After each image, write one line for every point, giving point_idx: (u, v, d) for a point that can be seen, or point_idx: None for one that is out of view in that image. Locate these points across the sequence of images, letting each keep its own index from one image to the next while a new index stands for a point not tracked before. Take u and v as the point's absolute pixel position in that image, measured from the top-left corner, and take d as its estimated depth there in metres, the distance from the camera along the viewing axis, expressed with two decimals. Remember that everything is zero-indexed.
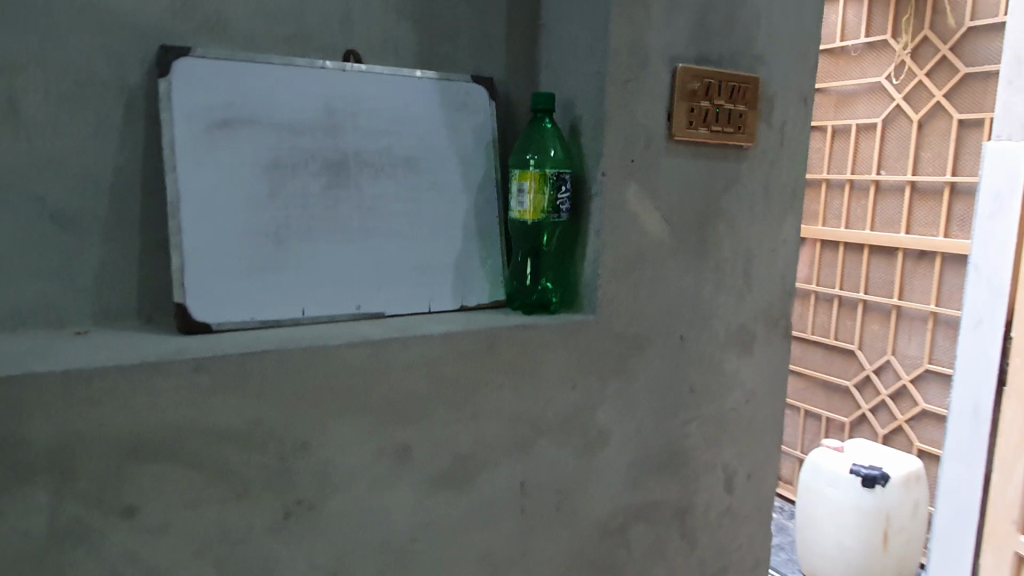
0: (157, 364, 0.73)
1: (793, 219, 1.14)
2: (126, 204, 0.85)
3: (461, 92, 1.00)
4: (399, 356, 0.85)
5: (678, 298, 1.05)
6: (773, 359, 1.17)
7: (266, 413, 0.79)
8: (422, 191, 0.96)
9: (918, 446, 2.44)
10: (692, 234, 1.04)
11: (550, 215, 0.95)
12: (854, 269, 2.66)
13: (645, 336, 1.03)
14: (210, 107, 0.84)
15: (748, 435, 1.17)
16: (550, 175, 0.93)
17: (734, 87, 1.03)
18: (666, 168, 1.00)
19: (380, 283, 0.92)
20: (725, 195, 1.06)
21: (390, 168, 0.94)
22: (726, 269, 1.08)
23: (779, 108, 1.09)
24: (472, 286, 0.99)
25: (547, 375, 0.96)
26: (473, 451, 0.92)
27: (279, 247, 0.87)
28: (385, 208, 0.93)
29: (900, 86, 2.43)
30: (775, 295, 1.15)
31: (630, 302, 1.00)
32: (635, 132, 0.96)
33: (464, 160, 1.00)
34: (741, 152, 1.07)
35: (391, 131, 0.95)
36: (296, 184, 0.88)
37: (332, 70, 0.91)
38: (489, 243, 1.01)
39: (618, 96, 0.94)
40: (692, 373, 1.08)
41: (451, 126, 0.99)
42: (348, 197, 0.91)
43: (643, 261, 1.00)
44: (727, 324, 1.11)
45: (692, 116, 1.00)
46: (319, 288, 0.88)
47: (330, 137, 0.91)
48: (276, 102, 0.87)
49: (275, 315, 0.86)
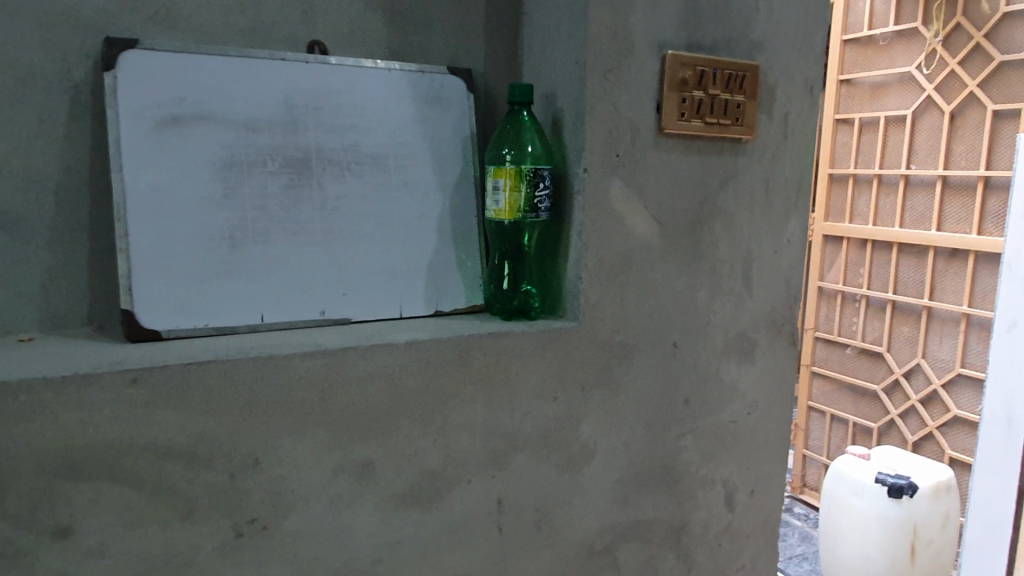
0: (91, 376, 0.68)
1: (799, 217, 1.06)
2: (73, 205, 0.80)
3: (435, 85, 0.94)
4: (360, 367, 0.80)
5: (670, 303, 0.98)
6: (777, 368, 1.09)
7: (213, 428, 0.74)
8: (392, 190, 0.91)
9: (949, 454, 2.32)
10: (685, 234, 0.97)
11: (527, 215, 0.88)
12: (881, 270, 2.54)
13: (634, 344, 0.96)
14: (158, 102, 0.79)
15: (750, 449, 1.09)
16: (526, 171, 0.87)
17: (731, 75, 0.95)
18: (655, 164, 0.93)
19: (345, 288, 0.87)
20: (721, 192, 0.99)
21: (356, 166, 0.89)
22: (723, 271, 1.01)
23: (782, 98, 1.01)
24: (447, 290, 0.93)
25: (524, 386, 0.89)
26: (443, 467, 0.87)
27: (235, 251, 0.82)
28: (351, 208, 0.88)
29: (931, 76, 2.31)
30: (779, 299, 1.07)
31: (615, 307, 0.94)
32: (619, 125, 0.90)
33: (438, 157, 0.94)
34: (740, 146, 0.99)
35: (358, 126, 0.89)
36: (254, 183, 0.83)
37: (293, 62, 0.86)
38: (465, 245, 0.95)
39: (600, 87, 0.87)
40: (686, 383, 1.01)
41: (425, 120, 0.93)
42: (311, 197, 0.86)
43: (630, 263, 0.94)
44: (725, 330, 1.03)
45: (683, 107, 0.92)
46: (278, 293, 0.83)
47: (291, 133, 0.85)
48: (232, 96, 0.82)
49: (230, 323, 0.81)
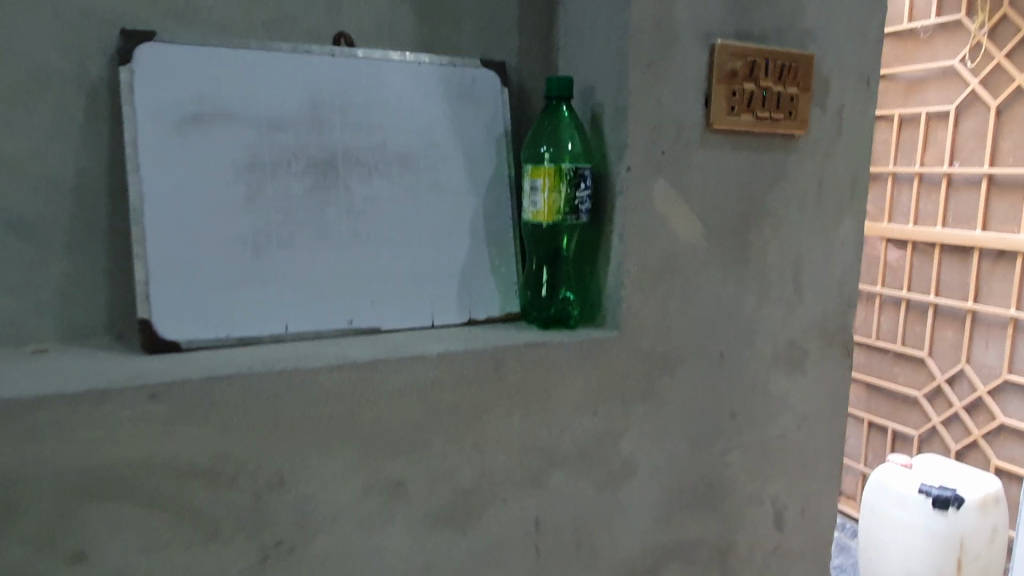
0: (107, 391, 0.63)
1: (854, 218, 0.99)
2: (89, 209, 0.76)
3: (467, 79, 0.89)
4: (388, 380, 0.75)
5: (717, 311, 0.92)
6: (829, 379, 1.03)
7: (237, 446, 0.69)
8: (422, 191, 0.86)
9: (996, 463, 2.23)
10: (733, 237, 0.91)
11: (567, 216, 0.83)
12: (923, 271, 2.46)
13: (679, 355, 0.90)
14: (178, 100, 0.75)
15: (800, 464, 1.03)
16: (566, 171, 0.82)
17: (784, 66, 0.89)
18: (702, 162, 0.87)
19: (374, 295, 0.82)
20: (772, 191, 0.92)
21: (385, 166, 0.84)
22: (774, 276, 0.95)
23: (836, 90, 0.94)
24: (481, 297, 0.88)
25: (563, 400, 0.84)
26: (478, 486, 0.81)
27: (258, 257, 0.77)
28: (380, 211, 0.83)
29: (975, 69, 2.22)
30: (831, 305, 1.00)
31: (659, 315, 0.88)
32: (663, 120, 0.84)
33: (471, 156, 0.89)
34: (791, 142, 0.93)
35: (387, 124, 0.84)
36: (277, 185, 0.78)
37: (318, 57, 0.81)
38: (499, 249, 0.90)
39: (643, 80, 0.81)
40: (733, 395, 0.95)
41: (456, 117, 0.88)
42: (337, 199, 0.81)
43: (675, 268, 0.88)
44: (775, 339, 0.97)
45: (733, 101, 0.87)
46: (304, 301, 0.79)
47: (316, 131, 0.81)
48: (254, 93, 0.78)
49: (253, 333, 0.76)
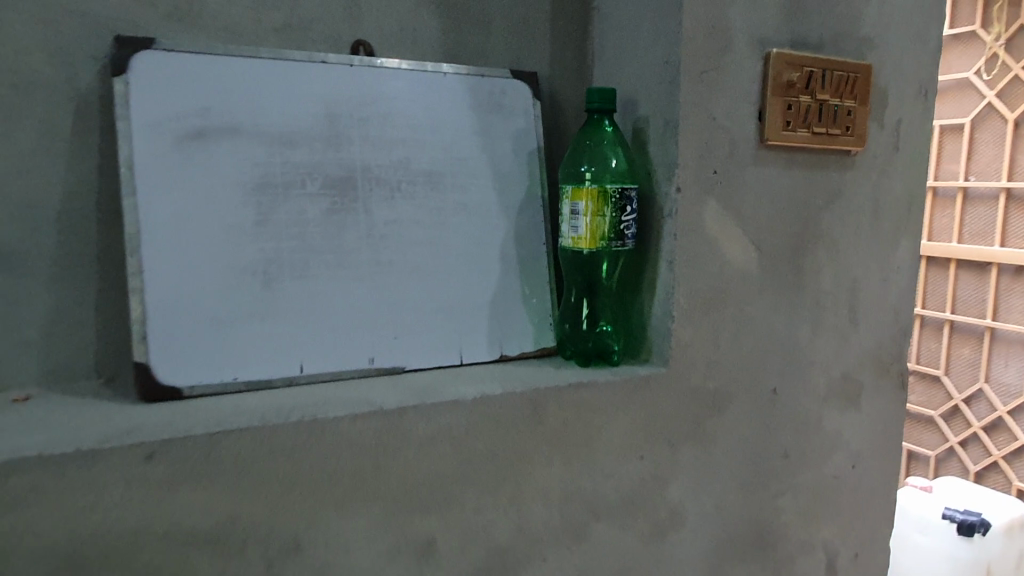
0: (98, 451, 0.55)
1: (910, 240, 0.92)
2: (79, 236, 0.67)
3: (496, 91, 0.81)
4: (418, 429, 0.66)
5: (769, 343, 0.84)
6: (882, 414, 0.95)
7: (248, 508, 0.60)
8: (448, 214, 0.78)
9: (1017, 486, 2.16)
10: (787, 262, 0.83)
11: (612, 242, 0.75)
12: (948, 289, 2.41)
13: (729, 391, 0.82)
14: (180, 113, 0.66)
15: (853, 506, 0.95)
16: (612, 192, 0.74)
17: (842, 77, 0.82)
18: (755, 181, 0.79)
19: (397, 330, 0.74)
20: (827, 212, 0.85)
21: (408, 186, 0.76)
22: (828, 304, 0.87)
23: (893, 103, 0.87)
24: (513, 331, 0.80)
25: (607, 445, 0.76)
26: (514, 544, 0.73)
27: (269, 289, 0.69)
28: (403, 236, 0.75)
29: (991, 82, 2.17)
30: (885, 334, 0.93)
31: (709, 349, 0.80)
32: (715, 136, 0.76)
33: (501, 174, 0.81)
34: (847, 159, 0.85)
35: (410, 140, 0.76)
36: (290, 207, 0.70)
37: (335, 66, 0.73)
38: (531, 277, 0.82)
39: (695, 91, 0.74)
40: (784, 434, 0.87)
41: (485, 132, 0.81)
42: (356, 223, 0.73)
43: (726, 297, 0.80)
44: (828, 372, 0.89)
45: (789, 115, 0.79)
46: (320, 338, 0.70)
47: (333, 148, 0.73)
48: (265, 106, 0.70)
49: (263, 375, 0.67)
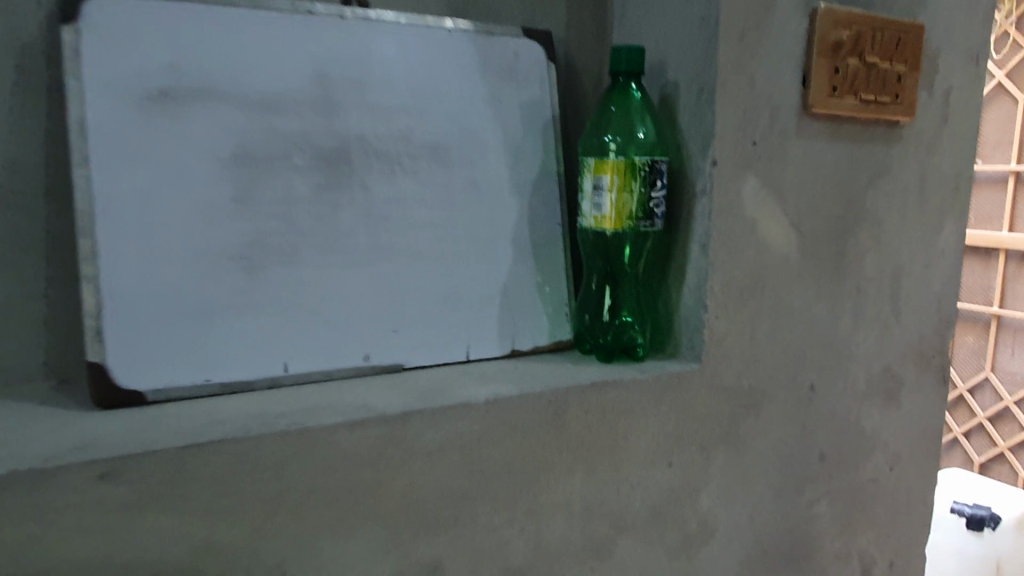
0: (41, 471, 0.45)
1: (956, 222, 0.84)
2: (23, 215, 0.58)
3: (508, 52, 0.72)
4: (425, 438, 0.57)
5: (808, 336, 0.76)
6: (923, 411, 0.87)
7: (227, 534, 0.51)
8: (455, 192, 0.68)
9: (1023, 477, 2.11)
10: (829, 245, 0.75)
11: (640, 222, 0.66)
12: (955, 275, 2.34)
13: (764, 390, 0.74)
14: (141, 71, 0.57)
15: (890, 511, 0.88)
16: (640, 164, 0.65)
17: (893, 39, 0.73)
18: (797, 155, 0.71)
19: (397, 324, 0.65)
20: (872, 190, 0.77)
21: (410, 159, 0.66)
22: (871, 291, 0.79)
23: (944, 70, 0.79)
24: (526, 323, 0.71)
25: (634, 451, 0.67)
26: (530, 564, 0.64)
27: (251, 276, 0.59)
28: (404, 217, 0.66)
29: (1001, 61, 2.09)
30: (929, 325, 0.85)
31: (744, 343, 0.71)
32: (756, 103, 0.67)
33: (513, 147, 0.72)
34: (894, 131, 0.77)
35: (412, 105, 0.67)
36: (275, 182, 0.61)
37: (326, 19, 0.63)
38: (548, 262, 0.73)
39: (735, 52, 0.65)
40: (822, 435, 0.79)
41: (495, 99, 0.71)
42: (351, 202, 0.64)
43: (763, 285, 0.71)
44: (869, 367, 0.81)
45: (836, 80, 0.71)
46: (309, 333, 0.61)
47: (325, 115, 0.63)
48: (244, 64, 0.60)
49: (243, 377, 0.59)
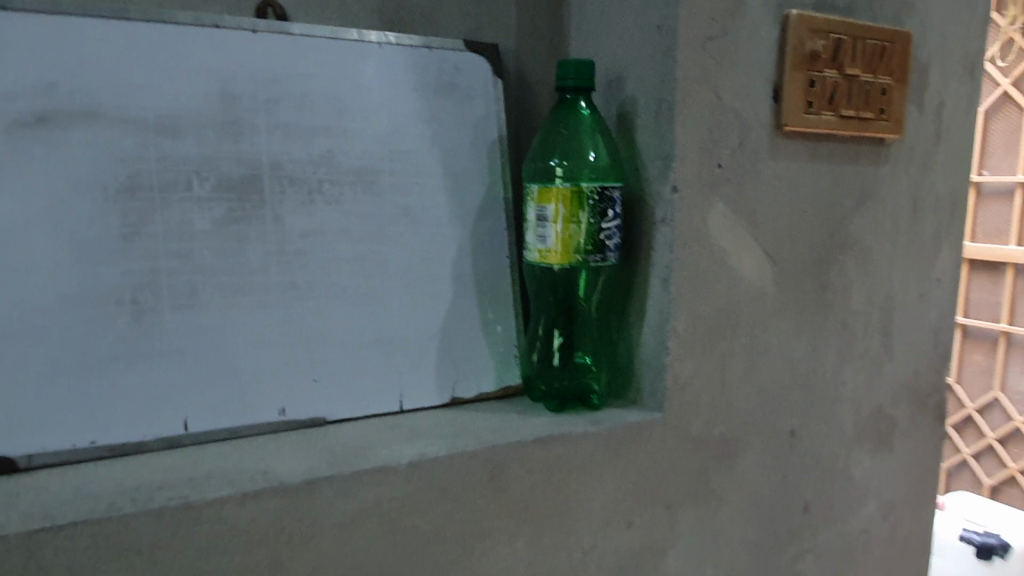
0: None
1: (954, 247, 0.76)
2: None
3: (447, 67, 0.65)
4: (334, 510, 0.50)
5: (788, 376, 0.68)
6: (920, 455, 0.79)
7: None
8: (385, 222, 0.61)
9: None
10: (809, 276, 0.67)
11: (589, 257, 0.59)
12: (962, 291, 2.26)
13: (739, 438, 0.66)
14: (14, 93, 0.50)
15: (884, 565, 0.79)
16: (588, 192, 0.57)
17: (877, 47, 0.66)
18: (771, 177, 0.64)
19: (317, 372, 0.58)
20: (857, 214, 0.69)
21: (333, 187, 0.59)
22: (858, 326, 0.71)
23: (936, 81, 0.72)
24: (469, 367, 0.64)
25: (587, 513, 0.60)
26: None
27: (141, 324, 0.53)
28: (325, 251, 0.59)
29: (1007, 69, 2.01)
30: (925, 360, 0.77)
31: (714, 387, 0.64)
32: (722, 121, 0.60)
33: (453, 171, 0.65)
34: (880, 148, 0.70)
35: (336, 127, 0.60)
36: (171, 216, 0.54)
37: (233, 33, 0.57)
38: (493, 298, 0.66)
39: (696, 63, 0.58)
40: (806, 486, 0.71)
41: (433, 119, 0.64)
42: (261, 236, 0.57)
43: (736, 322, 0.64)
44: (858, 408, 0.73)
45: (812, 94, 0.63)
46: (213, 384, 0.55)
47: (230, 139, 0.56)
48: (135, 84, 0.54)
49: (133, 437, 0.52)
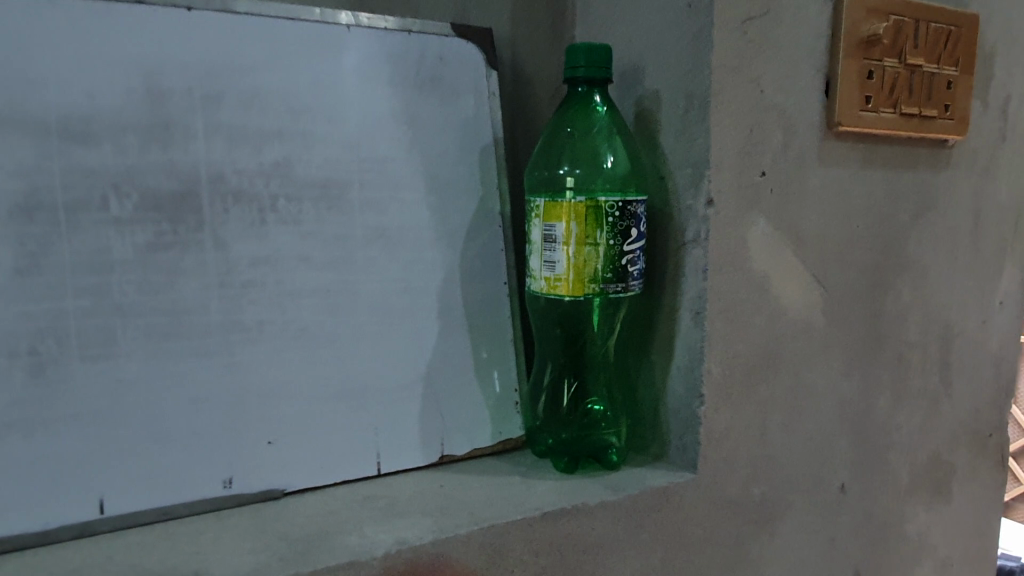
0: None
1: (1019, 265, 0.66)
2: None
3: (430, 57, 0.54)
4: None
5: (837, 422, 0.57)
6: (978, 503, 0.69)
7: None
8: (357, 245, 0.50)
9: None
10: (861, 303, 0.57)
11: (608, 286, 0.48)
12: None
13: (782, 499, 0.55)
14: None
15: None
16: (607, 207, 0.46)
17: (941, 32, 0.55)
18: (820, 187, 0.53)
19: (272, 432, 0.47)
20: (914, 229, 0.59)
21: (290, 203, 0.48)
22: (914, 359, 0.61)
23: (1001, 73, 0.61)
24: (461, 418, 0.53)
25: None
26: None
27: (42, 380, 0.41)
28: (280, 281, 0.48)
29: None
30: (985, 397, 0.67)
31: (754, 439, 0.53)
32: (765, 120, 0.49)
33: (439, 182, 0.54)
34: (939, 152, 0.59)
35: (293, 128, 0.49)
36: (81, 242, 0.42)
37: (160, 13, 0.46)
38: (488, 334, 0.55)
39: (735, 49, 0.47)
40: (857, 548, 0.61)
41: (414, 118, 0.53)
42: (199, 265, 0.46)
43: (780, 362, 0.53)
44: (912, 455, 0.63)
45: (869, 88, 0.53)
46: (139, 452, 0.43)
47: (158, 145, 0.45)
48: (32, 76, 0.42)
49: (32, 526, 0.40)
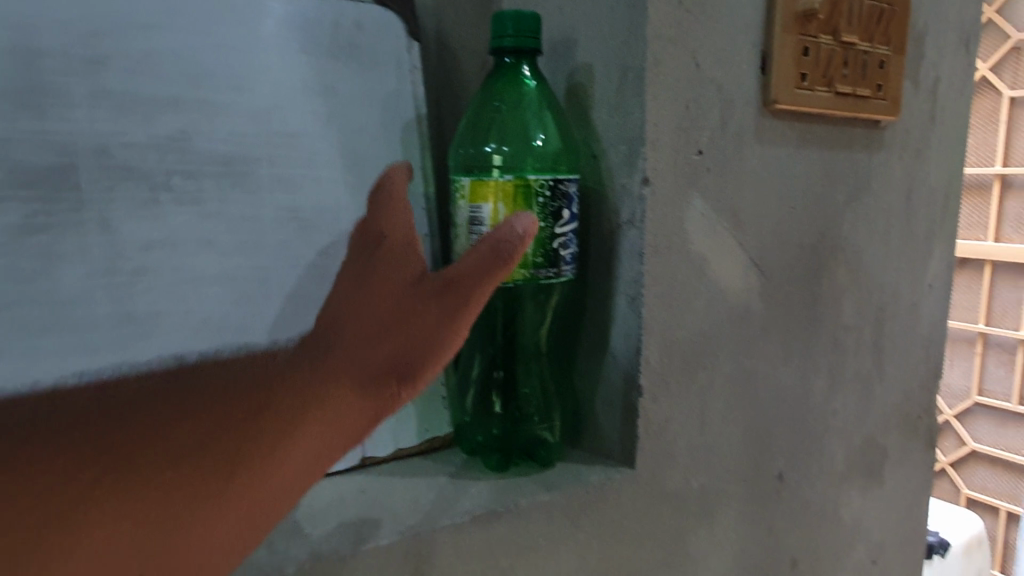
0: None
1: (947, 247, 0.66)
2: None
3: (346, 23, 0.50)
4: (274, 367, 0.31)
5: (774, 408, 0.56)
6: (909, 485, 0.69)
7: None
8: (265, 228, 0.46)
9: (966, 495, 1.94)
10: (798, 286, 0.56)
11: (540, 270, 0.45)
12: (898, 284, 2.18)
13: (720, 488, 0.54)
14: None
15: None
16: (537, 186, 0.43)
17: (876, 9, 0.54)
18: (757, 166, 0.51)
19: None
20: (849, 211, 0.58)
21: (187, 181, 0.44)
22: (848, 343, 0.60)
23: (932, 54, 0.61)
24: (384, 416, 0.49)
25: None
26: None
27: None
28: (177, 268, 0.43)
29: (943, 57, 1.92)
30: (915, 378, 0.67)
31: (693, 428, 0.51)
32: (702, 95, 0.47)
33: (357, 160, 0.50)
34: (872, 132, 0.58)
35: (190, 98, 0.44)
36: None
37: None
38: None
39: (672, 19, 0.45)
40: (794, 535, 0.60)
41: (328, 89, 0.49)
42: (82, 251, 0.40)
43: (718, 348, 0.51)
44: (847, 440, 0.62)
45: (805, 65, 0.51)
46: None
47: (30, 114, 0.39)
48: None
49: None
